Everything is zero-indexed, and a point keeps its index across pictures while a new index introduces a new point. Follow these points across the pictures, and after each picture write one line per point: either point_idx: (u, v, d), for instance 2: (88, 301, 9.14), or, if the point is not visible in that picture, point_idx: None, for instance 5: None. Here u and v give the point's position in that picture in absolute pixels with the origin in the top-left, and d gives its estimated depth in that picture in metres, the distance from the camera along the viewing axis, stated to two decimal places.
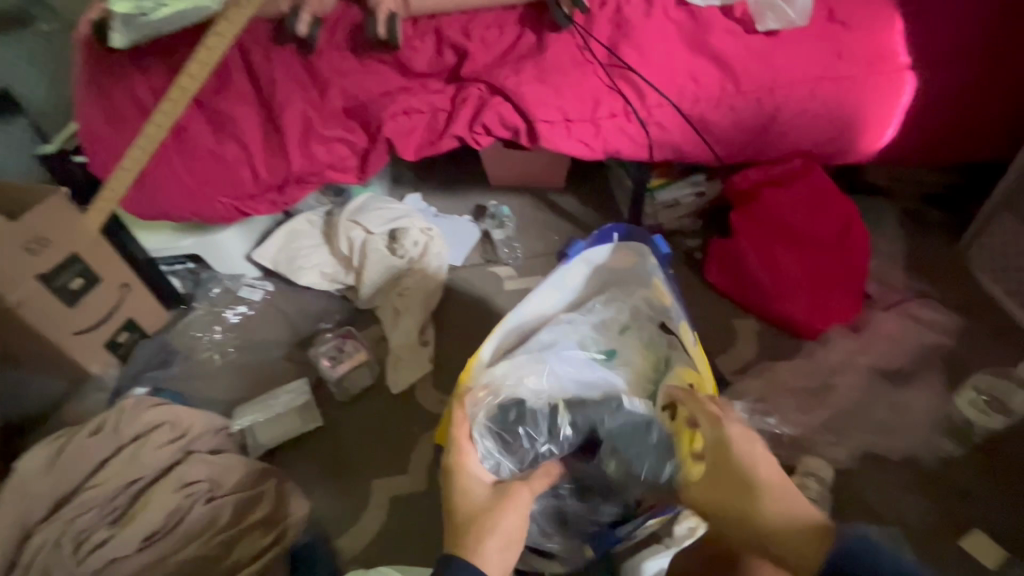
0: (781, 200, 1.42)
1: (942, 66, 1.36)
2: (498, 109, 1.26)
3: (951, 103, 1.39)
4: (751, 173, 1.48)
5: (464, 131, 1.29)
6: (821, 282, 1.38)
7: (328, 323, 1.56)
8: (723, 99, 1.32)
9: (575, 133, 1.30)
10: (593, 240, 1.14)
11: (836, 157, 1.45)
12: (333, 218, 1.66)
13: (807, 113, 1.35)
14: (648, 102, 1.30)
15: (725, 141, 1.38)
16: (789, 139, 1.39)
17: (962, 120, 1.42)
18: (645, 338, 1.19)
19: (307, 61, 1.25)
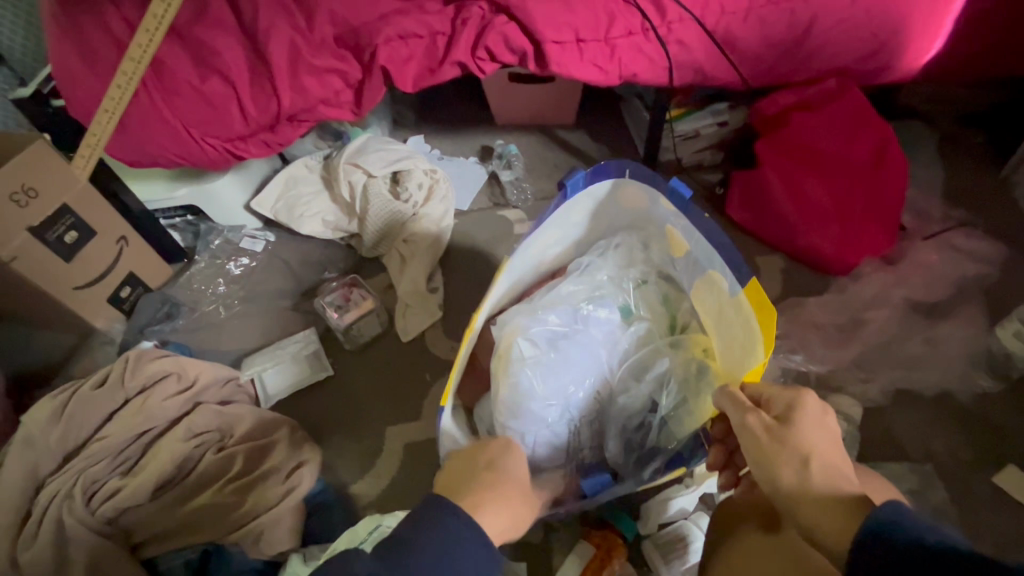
0: (813, 126, 1.31)
1: None
2: (501, 30, 1.15)
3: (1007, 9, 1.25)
4: (784, 95, 1.35)
5: (466, 58, 1.17)
6: (853, 214, 1.29)
7: (333, 273, 1.51)
8: (752, 11, 1.19)
9: (588, 55, 1.18)
10: (595, 172, 1.02)
11: (877, 74, 1.32)
12: (331, 162, 1.57)
13: (847, 24, 1.21)
14: (668, 17, 1.18)
15: (755, 59, 1.25)
16: (823, 56, 1.26)
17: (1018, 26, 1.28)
18: (663, 291, 1.14)
19: None
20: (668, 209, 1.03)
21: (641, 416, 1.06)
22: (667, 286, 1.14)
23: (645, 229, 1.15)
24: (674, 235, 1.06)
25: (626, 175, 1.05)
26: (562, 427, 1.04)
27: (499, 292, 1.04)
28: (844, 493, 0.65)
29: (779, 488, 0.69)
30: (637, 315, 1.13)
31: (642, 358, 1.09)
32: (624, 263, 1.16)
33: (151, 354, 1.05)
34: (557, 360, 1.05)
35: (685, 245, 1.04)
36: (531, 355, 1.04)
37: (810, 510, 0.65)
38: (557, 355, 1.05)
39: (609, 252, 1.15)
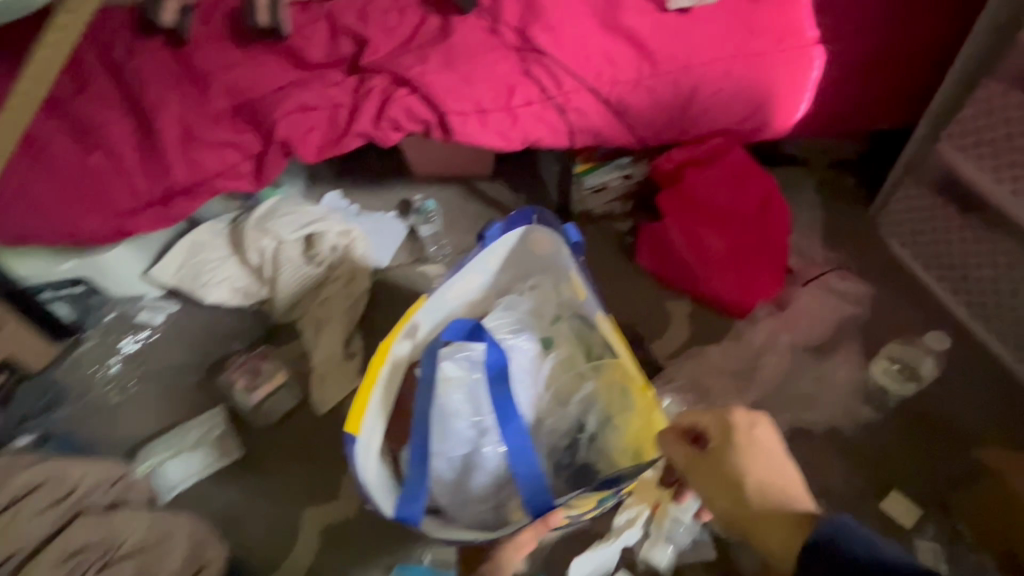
0: (704, 181, 1.44)
1: (850, 42, 1.38)
2: (404, 101, 1.17)
3: (857, 76, 1.42)
4: (675, 152, 1.47)
5: (370, 128, 1.18)
6: (746, 259, 1.41)
7: (243, 343, 1.43)
8: (642, 80, 1.29)
9: (492, 123, 1.22)
10: (509, 221, 1.11)
11: (756, 133, 1.45)
12: (238, 227, 1.50)
13: (723, 92, 1.34)
14: (565, 87, 1.24)
15: (648, 122, 1.34)
16: (707, 119, 1.38)
17: (869, 90, 1.46)
18: (577, 327, 1.17)
19: (183, 58, 1.12)
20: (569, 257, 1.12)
21: (568, 439, 1.10)
22: (581, 323, 1.16)
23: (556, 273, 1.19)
24: (571, 279, 1.14)
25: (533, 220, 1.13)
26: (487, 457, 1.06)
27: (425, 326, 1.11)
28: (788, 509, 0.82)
29: (728, 506, 0.84)
30: (555, 347, 1.17)
31: (564, 387, 1.13)
32: (540, 302, 1.20)
33: (24, 470, 0.98)
34: (471, 395, 1.08)
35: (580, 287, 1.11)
36: (454, 385, 1.08)
37: (760, 524, 0.83)
38: (477, 387, 1.09)
39: (528, 290, 1.21)
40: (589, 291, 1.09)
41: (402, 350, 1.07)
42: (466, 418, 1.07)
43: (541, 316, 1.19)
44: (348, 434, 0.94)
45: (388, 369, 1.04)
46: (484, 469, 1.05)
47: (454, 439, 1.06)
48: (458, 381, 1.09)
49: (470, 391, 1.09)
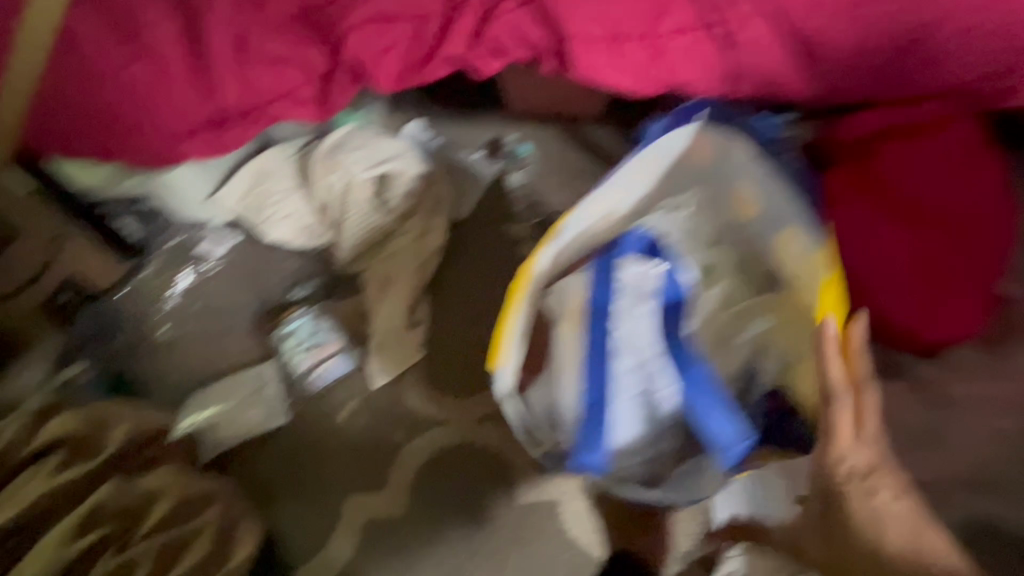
0: (905, 162, 1.03)
1: None
2: (512, 19, 0.89)
3: None
4: (870, 116, 1.06)
5: (463, 54, 0.91)
6: (947, 279, 1.01)
7: (301, 292, 1.28)
8: (850, 7, 0.91)
9: (623, 57, 0.92)
10: (676, 116, 0.99)
11: (1001, 99, 1.03)
12: (306, 156, 1.30)
13: (963, 35, 0.95)
14: (735, 13, 0.90)
15: (841, 69, 0.96)
16: (925, 74, 0.99)
17: None
18: (743, 253, 1.02)
19: None
20: (742, 156, 0.98)
21: (739, 384, 0.98)
22: (747, 250, 1.02)
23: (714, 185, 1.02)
24: (744, 193, 0.99)
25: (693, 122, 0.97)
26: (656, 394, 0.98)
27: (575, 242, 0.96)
28: (935, 563, 0.73)
29: (867, 538, 0.77)
30: (716, 276, 1.03)
31: (723, 328, 1.01)
32: (696, 224, 1.03)
33: (65, 421, 0.88)
34: (635, 327, 1.01)
35: (757, 203, 0.98)
36: (626, 312, 1.02)
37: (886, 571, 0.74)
38: (642, 317, 1.02)
39: (686, 205, 1.02)
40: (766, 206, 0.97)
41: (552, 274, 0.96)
42: (628, 349, 1.01)
43: (696, 236, 1.03)
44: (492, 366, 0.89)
45: (534, 289, 0.91)
46: (646, 409, 0.98)
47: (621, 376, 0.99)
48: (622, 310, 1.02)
49: (634, 322, 1.02)
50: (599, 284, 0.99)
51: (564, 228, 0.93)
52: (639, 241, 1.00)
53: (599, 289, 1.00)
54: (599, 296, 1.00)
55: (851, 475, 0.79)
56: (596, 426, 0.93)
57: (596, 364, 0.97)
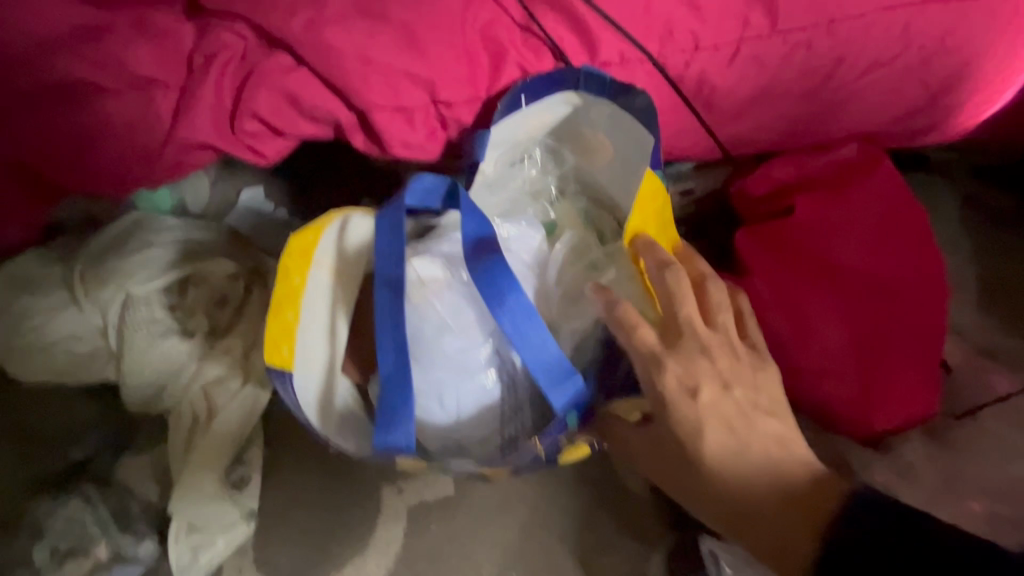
0: (825, 220, 0.86)
1: None
2: (282, 85, 0.59)
3: None
4: (777, 167, 0.89)
5: (220, 134, 0.61)
6: (881, 353, 0.85)
7: (75, 454, 0.91)
8: (746, 46, 0.70)
9: (463, 123, 0.65)
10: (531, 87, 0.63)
11: (915, 138, 0.87)
12: (75, 260, 0.93)
13: (883, 68, 0.76)
14: (601, 60, 0.66)
15: (735, 118, 0.77)
16: (844, 114, 0.81)
17: None
18: (602, 222, 0.72)
19: None
20: (594, 110, 0.67)
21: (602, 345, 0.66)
22: (596, 205, 0.73)
23: (563, 141, 0.72)
24: (591, 138, 0.70)
25: (524, 107, 0.65)
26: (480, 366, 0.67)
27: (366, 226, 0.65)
28: (791, 481, 0.56)
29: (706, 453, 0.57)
30: (561, 229, 0.71)
31: (575, 285, 0.68)
32: (540, 189, 0.73)
33: None
34: (449, 295, 0.66)
35: (609, 147, 0.69)
36: (427, 288, 0.65)
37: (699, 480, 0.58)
38: (450, 293, 0.66)
39: (534, 166, 0.72)
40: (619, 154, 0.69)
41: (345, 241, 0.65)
42: (438, 333, 0.66)
43: (541, 203, 0.72)
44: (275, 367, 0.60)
45: (332, 255, 0.65)
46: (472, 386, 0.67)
47: (430, 357, 0.66)
48: (425, 279, 0.66)
49: (445, 293, 0.66)
50: (383, 248, 0.61)
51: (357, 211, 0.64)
52: (427, 190, 0.63)
53: (388, 250, 0.61)
54: (395, 263, 0.60)
55: (680, 389, 0.58)
56: (399, 393, 0.58)
57: (388, 335, 0.59)
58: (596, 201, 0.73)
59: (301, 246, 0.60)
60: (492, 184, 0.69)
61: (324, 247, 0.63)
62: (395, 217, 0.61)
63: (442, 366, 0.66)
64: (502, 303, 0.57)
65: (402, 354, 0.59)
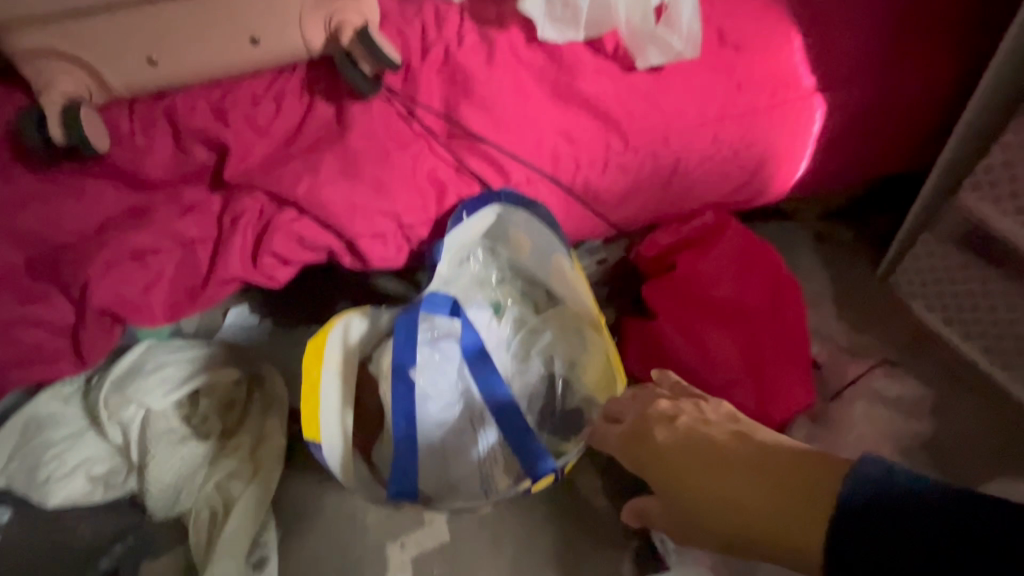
0: (703, 268, 1.14)
1: (856, 88, 1.11)
2: (292, 230, 0.82)
3: (869, 121, 1.16)
4: (660, 235, 1.19)
5: (245, 270, 0.83)
6: (763, 362, 1.10)
7: (105, 563, 1.03)
8: (611, 159, 1.00)
9: (421, 237, 0.90)
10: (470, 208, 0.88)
11: (750, 201, 1.20)
12: (92, 393, 1.08)
13: (711, 160, 1.08)
14: (513, 181, 0.94)
15: (617, 206, 1.06)
16: (696, 193, 1.12)
17: (882, 135, 1.19)
18: (533, 295, 0.98)
19: None
20: (515, 216, 0.92)
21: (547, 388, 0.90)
22: (527, 282, 0.98)
23: (496, 238, 0.97)
24: (516, 236, 0.95)
25: (465, 218, 0.88)
26: (454, 421, 0.86)
27: (360, 326, 0.85)
28: (804, 468, 0.56)
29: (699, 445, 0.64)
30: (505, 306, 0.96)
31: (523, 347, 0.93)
32: (484, 277, 0.96)
33: None
34: (431, 372, 0.85)
35: (528, 242, 0.94)
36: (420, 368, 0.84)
37: (693, 477, 0.62)
38: (431, 370, 0.85)
39: (478, 262, 0.96)
40: (537, 247, 0.93)
41: (346, 339, 0.83)
42: (425, 401, 0.84)
43: (489, 289, 0.96)
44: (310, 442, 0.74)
45: (339, 349, 0.82)
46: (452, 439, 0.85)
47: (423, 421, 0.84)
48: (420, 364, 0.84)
49: (427, 372, 0.85)
50: (400, 345, 0.80)
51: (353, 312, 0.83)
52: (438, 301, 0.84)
53: (404, 342, 0.80)
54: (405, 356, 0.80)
55: (660, 417, 0.70)
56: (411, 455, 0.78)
57: (401, 414, 0.80)
58: (527, 280, 0.98)
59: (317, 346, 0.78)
60: (449, 280, 0.91)
61: (332, 345, 0.81)
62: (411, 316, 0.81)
63: (428, 427, 0.84)
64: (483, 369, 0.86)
65: (410, 427, 0.80)
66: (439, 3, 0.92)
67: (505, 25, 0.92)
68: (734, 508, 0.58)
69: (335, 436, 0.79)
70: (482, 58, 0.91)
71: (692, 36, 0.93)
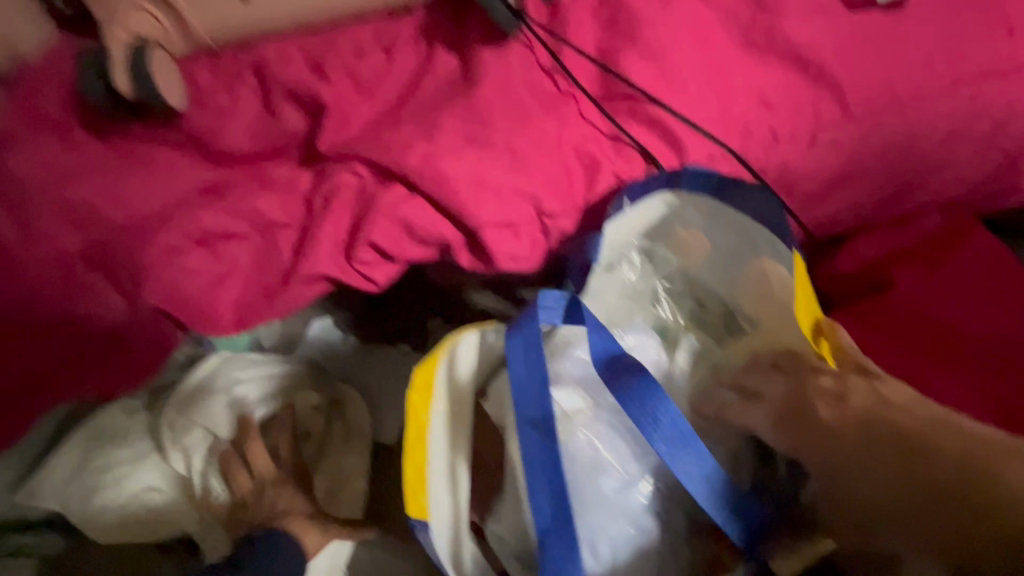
0: (935, 293, 0.81)
1: None
2: (399, 213, 0.61)
3: None
4: (864, 245, 0.87)
5: (337, 266, 0.63)
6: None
7: None
8: (821, 133, 0.72)
9: (565, 230, 0.65)
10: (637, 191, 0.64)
11: (1000, 201, 0.85)
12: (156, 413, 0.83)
13: (960, 138, 0.76)
14: (690, 159, 0.68)
15: (817, 199, 0.77)
16: (928, 185, 0.80)
17: None
18: (712, 316, 0.70)
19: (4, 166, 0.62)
20: (689, 206, 0.66)
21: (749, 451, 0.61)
22: (703, 299, 0.70)
23: (657, 237, 0.69)
24: (686, 234, 0.68)
25: (626, 208, 0.65)
26: (634, 503, 0.55)
27: (472, 351, 0.60)
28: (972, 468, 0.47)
29: (881, 429, 0.51)
30: (675, 332, 0.69)
31: (706, 393, 0.64)
32: (642, 291, 0.70)
33: None
34: (596, 425, 0.56)
35: (706, 243, 0.67)
36: (575, 421, 0.56)
37: (845, 460, 0.53)
38: (598, 424, 0.56)
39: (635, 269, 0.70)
40: (721, 249, 0.67)
41: (456, 371, 0.59)
42: (594, 472, 0.55)
43: (649, 307, 0.70)
44: (416, 519, 0.53)
45: (448, 387, 0.59)
46: (634, 529, 0.55)
47: (589, 502, 0.54)
48: (573, 414, 0.56)
49: (595, 427, 0.57)
50: (529, 384, 0.52)
51: (467, 331, 0.59)
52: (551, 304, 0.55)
53: (527, 376, 0.52)
54: (540, 403, 0.51)
55: (825, 394, 0.55)
56: (568, 554, 0.48)
57: (543, 486, 0.50)
58: (705, 296, 0.70)
59: (421, 386, 0.55)
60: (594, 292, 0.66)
61: (443, 381, 0.58)
62: (534, 336, 0.53)
63: (595, 512, 0.54)
64: (655, 424, 0.50)
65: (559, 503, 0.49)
66: None
67: None
68: (866, 494, 0.51)
69: (446, 510, 0.57)
70: None
71: None
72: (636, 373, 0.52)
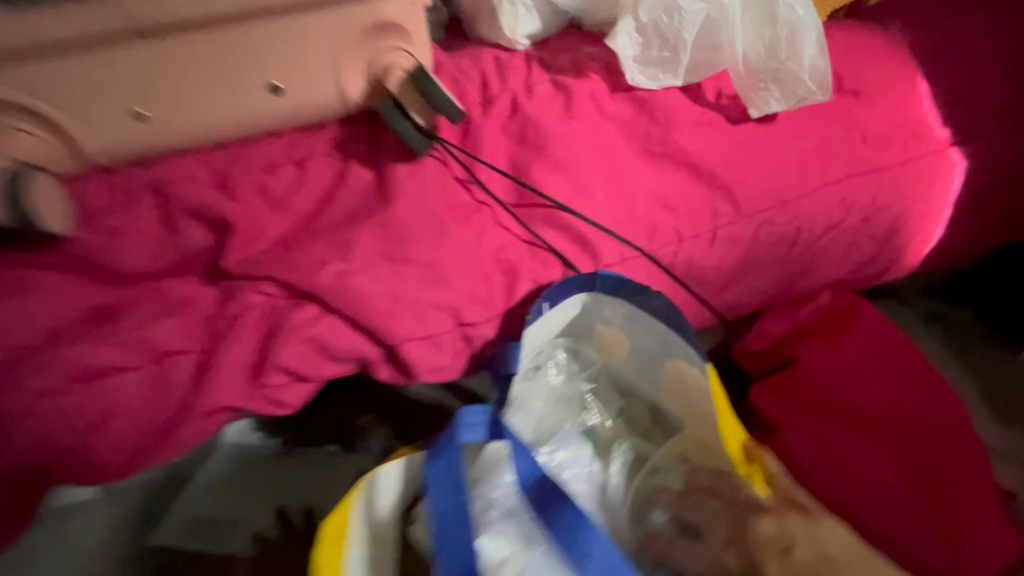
0: (834, 367, 0.88)
1: (1000, 140, 0.91)
2: (311, 333, 0.58)
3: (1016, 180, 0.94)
4: (770, 323, 0.93)
5: (244, 392, 0.58)
6: (939, 494, 0.80)
7: None
8: (719, 230, 0.78)
9: (487, 337, 0.65)
10: (558, 294, 0.64)
11: (876, 278, 0.96)
12: None
13: (835, 230, 0.86)
14: (603, 262, 0.72)
15: (723, 288, 0.82)
16: (814, 269, 0.89)
17: None
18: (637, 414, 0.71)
19: None
20: (607, 310, 0.67)
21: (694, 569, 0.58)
22: (628, 396, 0.72)
23: (580, 337, 0.71)
24: (606, 332, 0.70)
25: (547, 310, 0.64)
26: None
27: (394, 481, 0.55)
28: None
29: None
30: (605, 434, 0.69)
31: (637, 497, 0.65)
32: (569, 394, 0.70)
33: None
34: (526, 564, 0.52)
35: (625, 342, 0.69)
36: (505, 568, 0.52)
37: None
38: (529, 561, 0.52)
39: (560, 372, 0.70)
40: (642, 354, 0.68)
41: (376, 508, 0.54)
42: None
43: (578, 409, 0.70)
44: None
45: (367, 529, 0.53)
46: None
47: None
48: (500, 561, 0.52)
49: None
50: (453, 527, 0.48)
51: (388, 461, 0.54)
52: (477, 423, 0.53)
53: (448, 511, 0.49)
54: (464, 547, 0.47)
55: (769, 546, 0.56)
56: None
57: None
58: (628, 395, 0.72)
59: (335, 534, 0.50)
60: (522, 398, 0.65)
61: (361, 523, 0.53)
62: (455, 463, 0.51)
63: None
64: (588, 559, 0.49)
65: None
66: (502, 54, 0.77)
67: (582, 73, 0.76)
68: None
69: None
70: (557, 110, 0.72)
71: (817, 73, 0.75)
72: (562, 500, 0.51)
